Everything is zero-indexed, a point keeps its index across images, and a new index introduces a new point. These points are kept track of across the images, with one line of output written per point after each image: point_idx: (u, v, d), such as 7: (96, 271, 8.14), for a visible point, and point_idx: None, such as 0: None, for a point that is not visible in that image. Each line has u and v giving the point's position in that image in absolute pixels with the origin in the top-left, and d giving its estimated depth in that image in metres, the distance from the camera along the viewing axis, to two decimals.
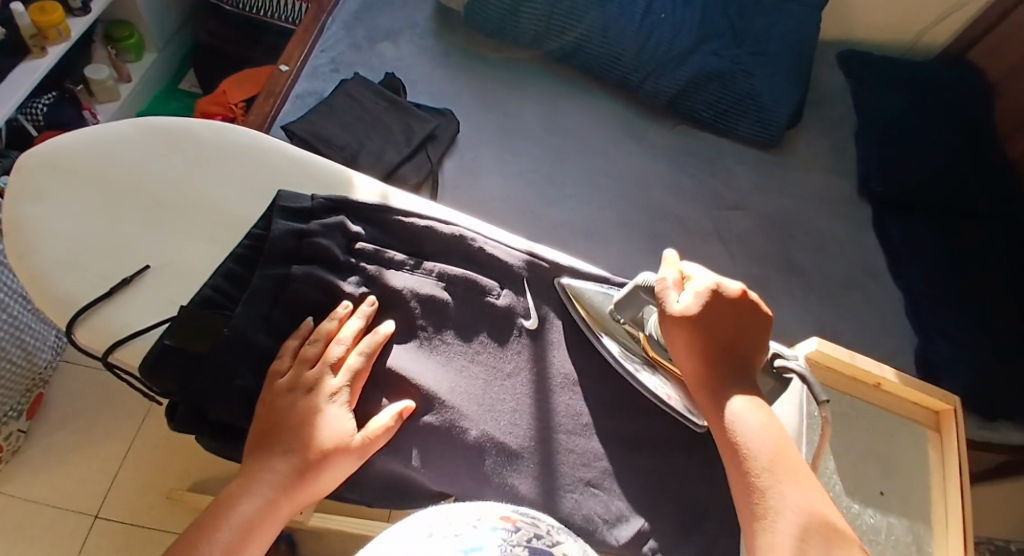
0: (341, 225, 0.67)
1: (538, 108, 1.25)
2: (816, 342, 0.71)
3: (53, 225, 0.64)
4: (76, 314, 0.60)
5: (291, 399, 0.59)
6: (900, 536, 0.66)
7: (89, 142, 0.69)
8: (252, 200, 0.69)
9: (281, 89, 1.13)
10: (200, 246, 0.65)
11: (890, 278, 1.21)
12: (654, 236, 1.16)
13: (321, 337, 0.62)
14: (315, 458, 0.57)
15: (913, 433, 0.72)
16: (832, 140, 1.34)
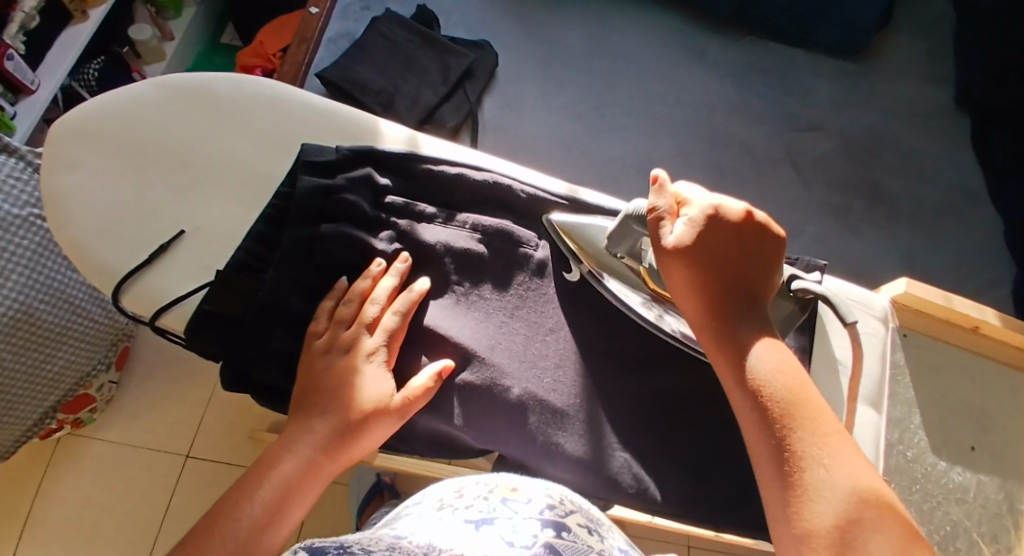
0: (368, 177, 0.61)
1: (585, 31, 1.14)
2: (907, 283, 0.63)
3: (84, 192, 0.60)
4: (120, 282, 0.57)
5: (329, 360, 0.56)
6: (991, 492, 0.60)
7: (112, 101, 0.63)
8: (278, 153, 0.63)
9: (314, 33, 1.07)
10: (234, 207, 0.60)
11: (985, 201, 1.10)
12: (716, 168, 1.08)
13: (355, 296, 0.58)
14: (355, 422, 0.54)
15: (1015, 382, 0.64)
16: (922, 48, 1.21)
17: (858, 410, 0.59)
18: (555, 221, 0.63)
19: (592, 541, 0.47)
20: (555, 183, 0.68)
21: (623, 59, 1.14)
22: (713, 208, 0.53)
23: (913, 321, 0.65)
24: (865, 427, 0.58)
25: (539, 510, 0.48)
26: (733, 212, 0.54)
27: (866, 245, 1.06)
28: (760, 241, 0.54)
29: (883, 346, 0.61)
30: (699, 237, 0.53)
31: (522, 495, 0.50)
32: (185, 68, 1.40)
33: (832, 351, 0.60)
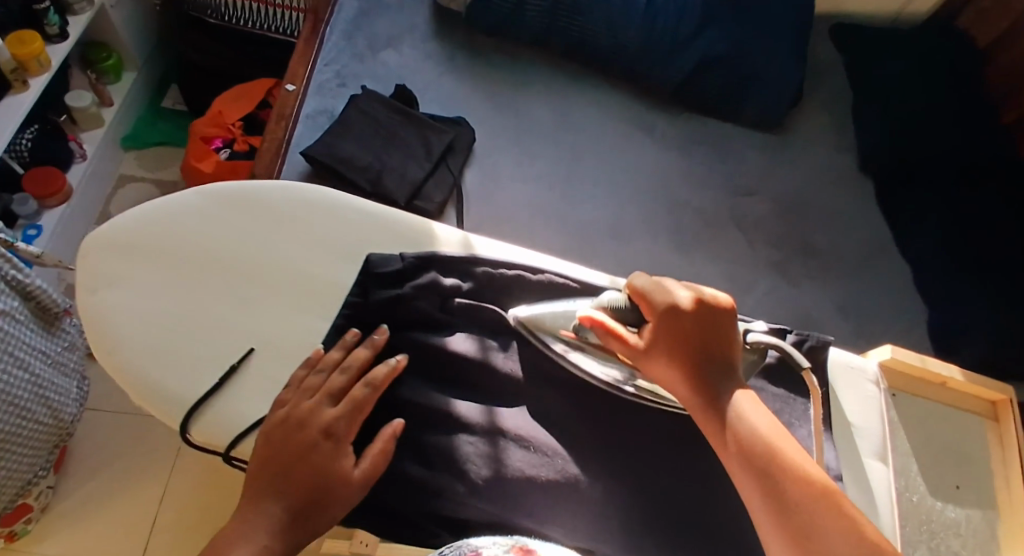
0: (433, 282, 0.67)
1: (550, 106, 1.20)
2: (891, 350, 0.75)
3: (139, 313, 0.63)
4: (190, 412, 0.59)
5: (289, 431, 0.56)
6: (978, 526, 0.72)
7: (158, 218, 0.67)
8: (336, 265, 0.67)
9: (291, 110, 1.07)
10: (299, 320, 0.64)
11: (896, 253, 1.26)
12: (677, 231, 1.16)
13: (346, 369, 0.59)
14: (319, 493, 0.54)
15: (981, 427, 0.77)
16: (830, 118, 1.36)
17: (872, 467, 0.69)
18: (521, 319, 0.68)
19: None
20: (597, 277, 0.75)
21: (587, 131, 1.21)
22: (661, 309, 0.61)
23: (897, 378, 0.76)
24: (881, 482, 0.68)
25: None
26: (684, 305, 0.61)
27: (809, 295, 1.18)
28: (717, 322, 0.61)
29: (881, 404, 0.72)
30: (654, 339, 0.61)
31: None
32: (125, 131, 1.37)
33: (843, 417, 0.71)
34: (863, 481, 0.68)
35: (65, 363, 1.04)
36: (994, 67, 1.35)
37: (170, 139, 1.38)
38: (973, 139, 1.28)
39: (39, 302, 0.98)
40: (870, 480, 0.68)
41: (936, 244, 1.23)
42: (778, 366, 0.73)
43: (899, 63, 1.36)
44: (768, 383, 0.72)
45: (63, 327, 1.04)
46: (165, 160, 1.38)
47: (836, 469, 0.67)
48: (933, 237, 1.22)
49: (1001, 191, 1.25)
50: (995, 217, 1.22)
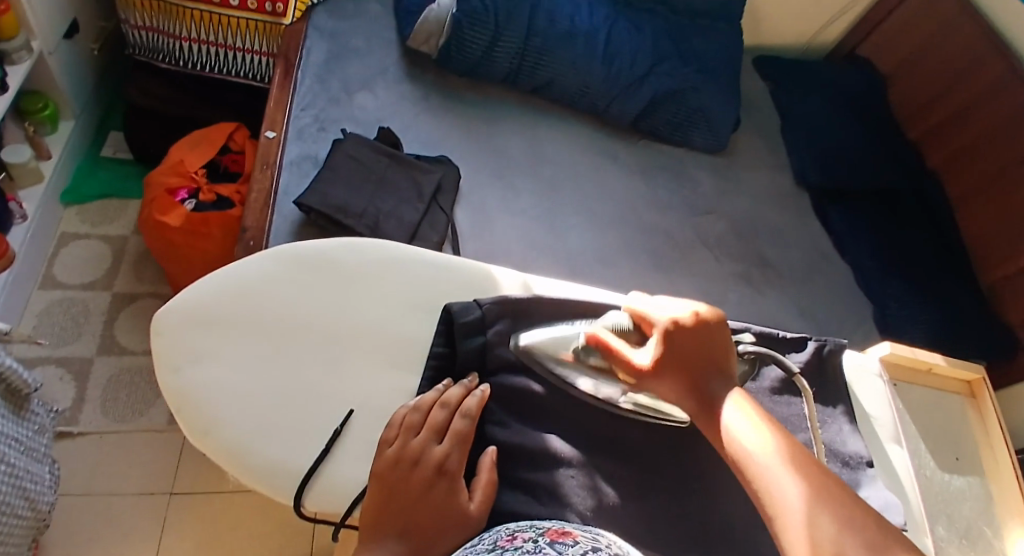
0: (510, 329, 0.72)
1: (523, 142, 1.26)
2: (890, 347, 0.88)
3: (234, 386, 0.65)
4: (305, 483, 0.62)
5: (402, 469, 0.59)
6: (976, 490, 0.88)
7: (234, 290, 0.69)
8: (414, 322, 0.72)
9: (275, 158, 1.05)
10: (390, 376, 0.68)
11: (837, 257, 1.34)
12: (653, 252, 1.22)
13: (444, 406, 0.64)
14: (442, 528, 0.57)
15: (960, 405, 0.94)
16: (767, 140, 1.47)
17: (893, 451, 0.80)
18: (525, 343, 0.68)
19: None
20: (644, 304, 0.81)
21: (560, 164, 1.26)
22: (667, 326, 0.58)
23: (895, 371, 0.90)
24: (902, 463, 0.80)
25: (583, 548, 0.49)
26: (686, 322, 0.59)
27: (776, 299, 1.25)
28: (715, 337, 0.59)
29: (888, 395, 0.84)
30: (661, 357, 0.58)
31: (571, 542, 0.50)
32: (64, 182, 1.33)
33: (863, 410, 0.82)
34: (889, 465, 0.79)
35: (35, 449, 1.02)
36: (895, 91, 1.54)
37: (116, 191, 1.37)
38: (890, 155, 1.45)
39: (10, 384, 0.95)
40: (894, 463, 0.79)
41: (878, 246, 1.34)
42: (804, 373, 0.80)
43: (818, 89, 1.52)
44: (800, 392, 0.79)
45: (31, 410, 1.02)
46: (112, 212, 1.37)
47: (866, 457, 0.76)
48: (871, 242, 1.34)
49: (917, 199, 1.42)
50: (913, 221, 1.39)
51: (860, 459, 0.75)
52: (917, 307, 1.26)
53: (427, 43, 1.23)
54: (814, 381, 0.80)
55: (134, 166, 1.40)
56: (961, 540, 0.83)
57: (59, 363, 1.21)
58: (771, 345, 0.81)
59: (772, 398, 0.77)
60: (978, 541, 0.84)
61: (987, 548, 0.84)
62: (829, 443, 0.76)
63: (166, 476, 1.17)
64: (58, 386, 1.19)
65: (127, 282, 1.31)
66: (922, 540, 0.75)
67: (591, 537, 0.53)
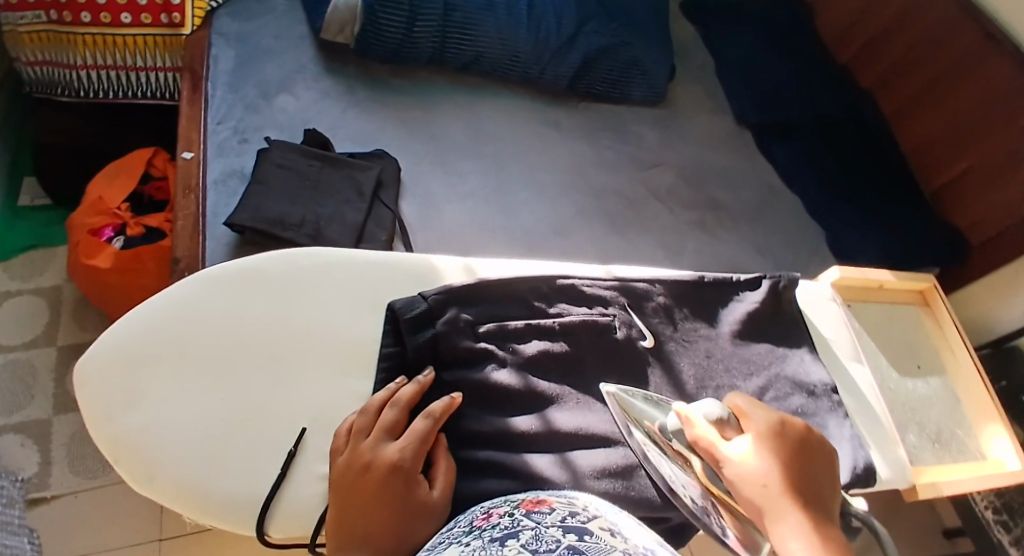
0: (458, 317, 0.67)
1: (458, 122, 1.21)
2: (839, 270, 0.87)
3: (176, 424, 0.61)
4: (266, 509, 0.59)
5: (354, 473, 0.56)
6: (941, 394, 0.88)
7: (162, 321, 0.65)
8: (361, 323, 0.68)
9: (197, 180, 0.99)
10: (344, 386, 0.65)
11: (789, 189, 1.33)
12: (609, 214, 1.20)
13: (396, 403, 0.60)
14: (403, 525, 0.53)
15: (916, 314, 0.93)
16: (704, 83, 1.44)
17: (854, 368, 0.80)
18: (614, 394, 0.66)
19: (616, 541, 0.41)
20: (595, 267, 0.78)
21: (500, 139, 1.22)
22: (772, 426, 0.56)
23: (847, 293, 0.88)
24: (866, 382, 0.79)
25: (563, 516, 0.45)
26: (794, 434, 0.56)
27: (738, 241, 1.24)
28: (820, 460, 0.55)
29: (843, 317, 0.83)
30: (763, 458, 0.53)
31: (547, 509, 0.47)
32: None
33: (822, 336, 0.81)
34: (852, 385, 0.78)
35: (9, 523, 0.97)
36: (821, 15, 1.53)
37: (42, 239, 1.30)
38: (826, 79, 1.43)
39: None
40: (857, 381, 0.79)
41: (831, 170, 1.33)
42: (760, 313, 0.77)
43: (748, 24, 1.50)
44: (759, 333, 0.77)
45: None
46: (41, 265, 1.29)
47: (831, 384, 0.75)
48: (821, 168, 1.33)
49: (860, 117, 1.41)
50: (862, 140, 1.38)
51: (826, 386, 0.74)
52: (874, 226, 1.26)
53: (342, 33, 1.18)
54: (775, 316, 0.78)
55: (55, 210, 1.33)
56: (935, 446, 0.83)
57: (16, 429, 1.15)
58: (726, 289, 0.79)
59: (732, 344, 0.75)
60: (950, 445, 0.84)
61: (962, 449, 0.84)
62: (792, 376, 0.74)
63: (153, 523, 1.12)
64: (21, 454, 1.13)
65: (71, 333, 1.24)
66: (897, 453, 0.75)
67: (568, 500, 0.50)
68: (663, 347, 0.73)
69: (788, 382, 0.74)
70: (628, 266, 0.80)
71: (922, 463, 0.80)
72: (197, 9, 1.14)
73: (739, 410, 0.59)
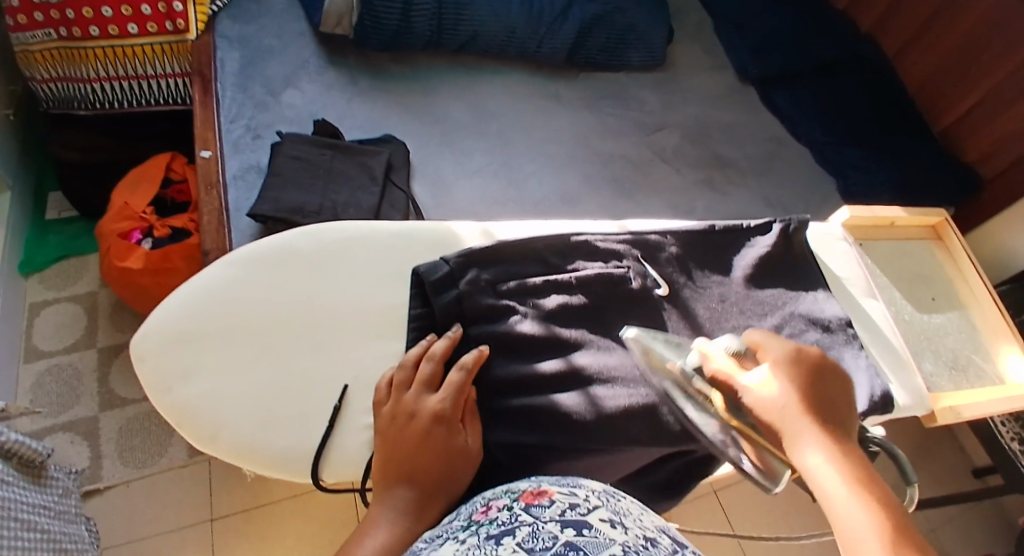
0: (480, 278, 0.70)
1: (462, 101, 1.24)
2: (848, 210, 0.88)
3: (227, 391, 0.65)
4: (317, 460, 0.64)
5: (398, 423, 0.60)
6: (957, 323, 0.89)
7: (204, 298, 0.69)
8: (388, 289, 0.71)
9: (218, 176, 1.02)
10: (377, 348, 0.68)
11: (793, 141, 1.35)
12: (616, 180, 1.22)
13: (434, 356, 0.64)
14: (444, 468, 0.58)
15: (928, 248, 0.95)
16: (702, 43, 1.45)
17: (868, 304, 0.82)
18: (634, 338, 0.69)
19: (613, 532, 0.44)
20: (608, 225, 0.81)
21: (504, 116, 1.25)
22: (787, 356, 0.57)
23: (857, 233, 0.90)
24: (879, 314, 0.81)
25: (561, 510, 0.47)
26: (806, 359, 0.57)
27: (746, 195, 1.25)
28: (833, 384, 0.57)
29: (854, 256, 0.85)
30: (777, 385, 0.55)
31: (547, 501, 0.48)
32: (17, 255, 1.31)
33: (834, 274, 0.83)
34: (866, 318, 0.80)
35: (66, 512, 1.02)
36: None
37: (72, 250, 1.35)
38: (824, 27, 1.44)
39: (21, 456, 0.95)
40: (871, 315, 0.81)
41: (836, 117, 1.34)
42: (772, 255, 0.79)
43: None
44: (771, 274, 0.79)
45: (50, 475, 1.02)
46: (74, 273, 1.34)
47: (845, 318, 0.77)
48: (824, 117, 1.34)
49: (862, 63, 1.41)
50: (865, 85, 1.38)
51: (840, 320, 0.76)
52: (881, 169, 1.26)
53: (340, 24, 1.20)
54: (784, 258, 0.80)
55: (81, 221, 1.38)
56: (951, 372, 0.84)
57: (66, 428, 1.20)
58: (736, 237, 0.81)
59: (745, 289, 0.77)
60: (968, 371, 0.85)
61: (980, 373, 0.85)
62: (806, 313, 0.76)
63: (203, 505, 1.17)
64: (71, 449, 1.18)
65: (109, 335, 1.29)
66: (913, 380, 0.77)
67: (569, 490, 0.51)
68: (678, 294, 0.75)
69: (802, 319, 0.76)
70: (639, 221, 0.82)
71: (942, 390, 0.82)
72: (200, 14, 1.17)
73: (756, 345, 0.60)
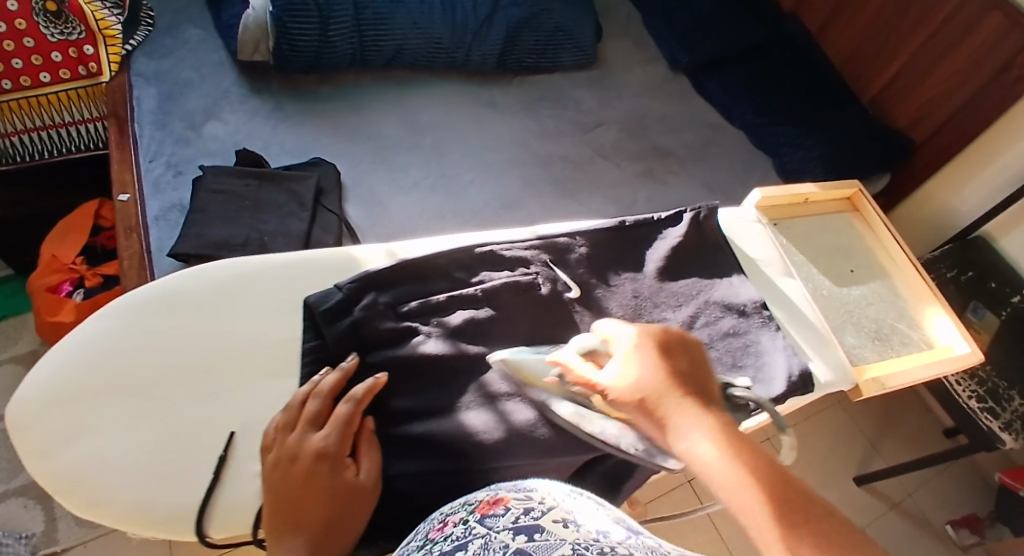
0: (378, 302, 0.68)
1: (392, 117, 1.21)
2: (759, 191, 0.86)
3: (106, 451, 0.62)
4: (202, 515, 0.61)
5: (282, 468, 0.58)
6: (879, 292, 0.87)
7: (80, 355, 0.66)
8: (280, 323, 0.70)
9: (138, 219, 0.99)
10: (270, 389, 0.66)
11: (730, 126, 1.34)
12: (556, 180, 1.20)
13: (320, 393, 0.61)
14: (333, 509, 0.56)
15: (846, 218, 0.93)
16: (632, 38, 1.45)
17: (785, 283, 0.80)
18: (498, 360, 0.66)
19: (567, 532, 0.42)
20: (517, 230, 0.78)
21: (436, 127, 1.22)
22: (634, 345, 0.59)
23: (773, 212, 0.88)
24: (797, 292, 0.79)
25: (513, 517, 0.44)
26: (653, 342, 0.58)
27: (688, 183, 1.24)
28: (686, 357, 0.58)
29: (770, 236, 0.83)
30: (634, 376, 0.56)
31: (501, 510, 0.46)
32: None
33: (748, 257, 0.81)
34: (785, 298, 0.78)
35: None
36: None
37: (8, 311, 1.31)
38: (752, 9, 1.43)
39: None
40: (790, 295, 0.79)
41: (773, 97, 1.32)
42: (685, 245, 0.77)
43: None
44: (685, 266, 0.77)
45: None
46: (14, 334, 1.30)
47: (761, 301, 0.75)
48: (760, 98, 1.33)
49: (796, 40, 1.40)
50: (800, 61, 1.37)
51: (756, 303, 0.75)
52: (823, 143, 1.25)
53: (257, 51, 1.17)
54: (696, 248, 0.78)
55: (18, 279, 1.34)
56: (875, 342, 0.82)
57: (17, 495, 1.16)
58: (648, 229, 0.79)
59: (658, 282, 0.75)
60: (892, 340, 0.83)
61: (906, 341, 0.83)
62: (720, 300, 0.75)
63: None
64: (25, 516, 1.14)
65: None
66: (836, 354, 0.75)
67: (524, 494, 0.48)
68: (587, 295, 0.73)
69: (717, 307, 0.74)
70: (553, 225, 0.80)
71: (865, 362, 0.79)
72: (112, 54, 1.13)
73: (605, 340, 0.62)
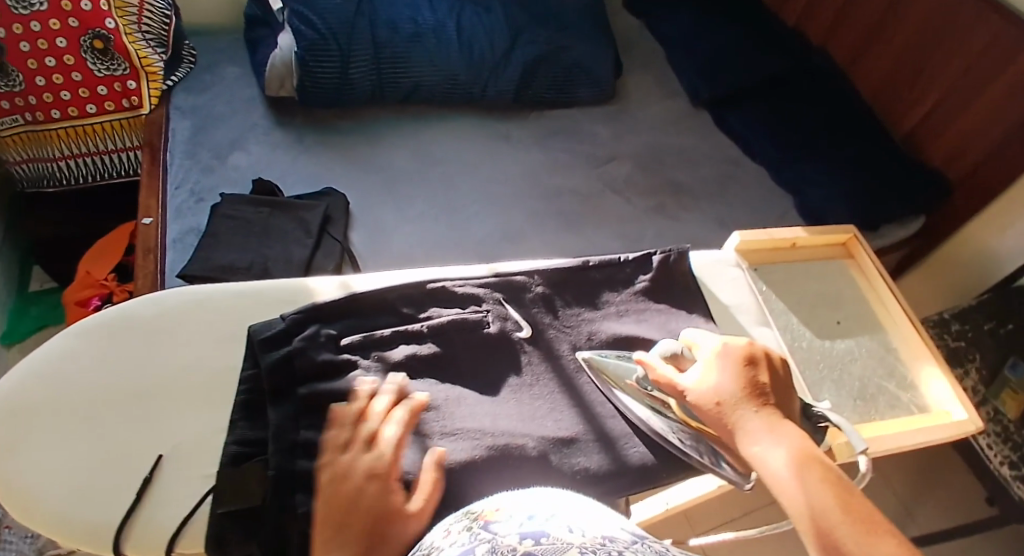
0: (319, 334, 0.71)
1: (406, 149, 1.26)
2: (740, 235, 0.89)
3: (43, 465, 0.66)
4: (119, 530, 0.63)
5: (331, 483, 0.60)
6: (868, 346, 0.87)
7: (37, 374, 0.71)
8: (227, 353, 0.75)
9: (156, 241, 1.06)
10: (208, 415, 0.70)
11: (748, 163, 1.32)
12: (562, 214, 1.21)
13: (348, 411, 0.66)
14: (387, 507, 0.58)
15: (840, 266, 0.94)
16: (653, 74, 1.46)
17: (760, 332, 0.83)
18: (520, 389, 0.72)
19: None
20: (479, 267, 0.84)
21: (449, 159, 1.26)
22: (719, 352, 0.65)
23: (754, 257, 0.90)
24: (772, 341, 0.83)
25: None
26: (735, 350, 0.64)
27: (697, 220, 1.22)
28: (768, 368, 0.63)
29: (746, 281, 0.87)
30: (714, 379, 0.63)
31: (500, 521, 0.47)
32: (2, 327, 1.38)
33: (720, 302, 0.85)
34: None
35: None
36: None
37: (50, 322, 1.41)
38: (778, 45, 1.42)
39: None
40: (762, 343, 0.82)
41: (791, 135, 1.30)
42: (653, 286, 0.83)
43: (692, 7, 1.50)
44: (642, 309, 0.81)
45: None
46: None
47: None
48: (779, 135, 1.31)
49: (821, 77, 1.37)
50: (825, 97, 1.33)
51: None
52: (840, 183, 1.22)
53: (283, 87, 1.24)
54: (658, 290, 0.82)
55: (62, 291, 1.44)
56: (857, 403, 0.81)
57: None
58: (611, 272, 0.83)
59: (618, 318, 0.80)
60: (876, 400, 0.82)
61: (894, 404, 0.82)
62: None
63: None
64: None
65: None
66: None
67: None
68: (541, 334, 0.77)
69: None
70: (512, 263, 0.85)
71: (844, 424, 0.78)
72: (152, 90, 1.23)
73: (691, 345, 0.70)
